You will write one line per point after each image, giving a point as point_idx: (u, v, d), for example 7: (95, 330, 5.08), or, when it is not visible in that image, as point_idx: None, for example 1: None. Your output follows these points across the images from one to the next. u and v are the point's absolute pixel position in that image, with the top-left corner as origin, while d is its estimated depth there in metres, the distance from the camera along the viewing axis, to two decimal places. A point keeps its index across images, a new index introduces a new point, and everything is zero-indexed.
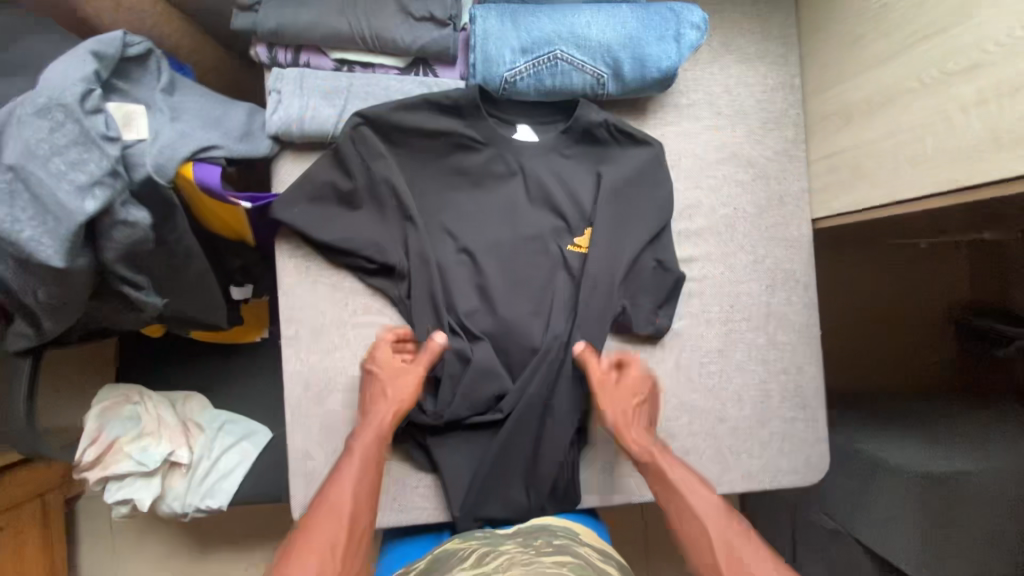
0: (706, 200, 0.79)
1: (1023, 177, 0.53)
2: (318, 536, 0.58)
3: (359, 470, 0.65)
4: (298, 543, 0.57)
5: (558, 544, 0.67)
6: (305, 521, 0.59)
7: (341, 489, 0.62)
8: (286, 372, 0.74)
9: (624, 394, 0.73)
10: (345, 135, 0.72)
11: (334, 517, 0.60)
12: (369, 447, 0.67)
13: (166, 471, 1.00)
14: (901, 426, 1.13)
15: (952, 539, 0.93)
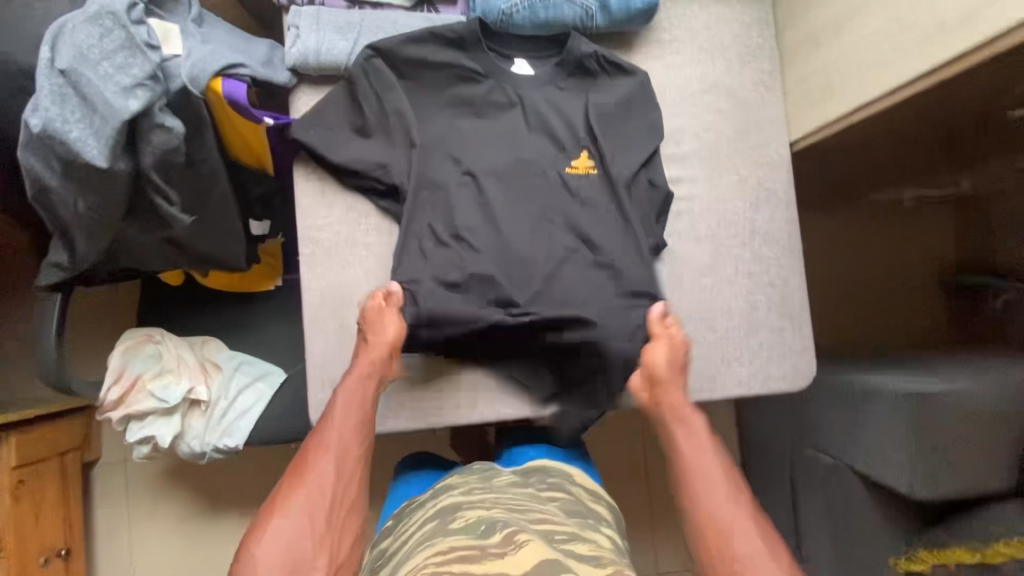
0: (690, 126, 0.85)
1: (969, 52, 0.61)
2: (311, 471, 0.68)
3: (347, 411, 0.73)
4: (295, 476, 0.67)
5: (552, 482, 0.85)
6: (301, 458, 0.70)
7: (332, 432, 0.71)
8: (304, 285, 0.79)
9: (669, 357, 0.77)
10: (359, 67, 0.79)
11: (325, 456, 0.69)
12: (354, 394, 0.74)
13: (185, 410, 1.05)
14: (895, 365, 1.17)
15: (940, 455, 0.97)
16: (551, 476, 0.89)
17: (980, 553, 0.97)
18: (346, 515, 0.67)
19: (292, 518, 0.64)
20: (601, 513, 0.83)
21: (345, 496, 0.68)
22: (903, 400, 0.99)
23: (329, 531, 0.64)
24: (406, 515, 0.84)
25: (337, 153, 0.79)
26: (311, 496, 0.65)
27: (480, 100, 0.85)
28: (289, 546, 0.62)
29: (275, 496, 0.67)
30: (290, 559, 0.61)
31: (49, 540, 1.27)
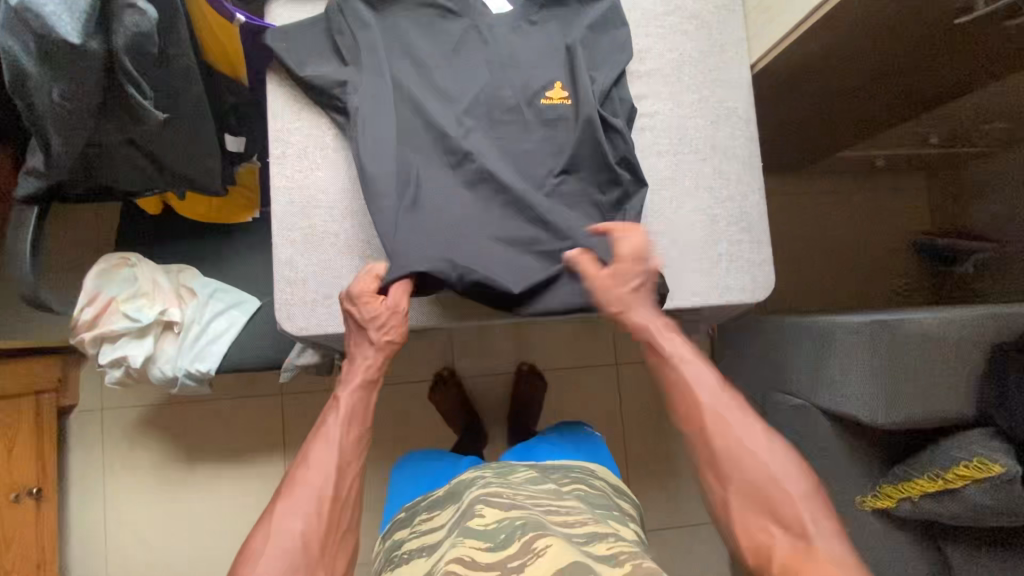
0: (654, 47, 0.89)
1: None
2: (307, 487, 0.71)
3: (342, 423, 0.76)
4: (291, 489, 0.71)
5: (574, 478, 0.94)
6: (294, 472, 0.73)
7: (324, 445, 0.74)
8: (274, 186, 0.82)
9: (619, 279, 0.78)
10: (337, 5, 0.85)
11: (321, 469, 0.72)
12: (354, 409, 0.78)
13: (158, 334, 1.06)
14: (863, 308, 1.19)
15: (901, 381, 0.98)
16: (572, 471, 0.97)
17: (941, 480, 0.96)
18: (342, 531, 0.71)
19: (290, 532, 0.67)
20: (618, 504, 0.92)
21: (341, 513, 0.71)
22: (867, 327, 0.99)
23: (327, 545, 0.68)
24: (433, 505, 0.92)
25: (309, 66, 0.82)
26: (311, 510, 0.69)
27: (454, 24, 0.87)
28: (288, 559, 0.65)
29: (270, 511, 0.69)
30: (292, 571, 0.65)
31: (20, 478, 1.26)
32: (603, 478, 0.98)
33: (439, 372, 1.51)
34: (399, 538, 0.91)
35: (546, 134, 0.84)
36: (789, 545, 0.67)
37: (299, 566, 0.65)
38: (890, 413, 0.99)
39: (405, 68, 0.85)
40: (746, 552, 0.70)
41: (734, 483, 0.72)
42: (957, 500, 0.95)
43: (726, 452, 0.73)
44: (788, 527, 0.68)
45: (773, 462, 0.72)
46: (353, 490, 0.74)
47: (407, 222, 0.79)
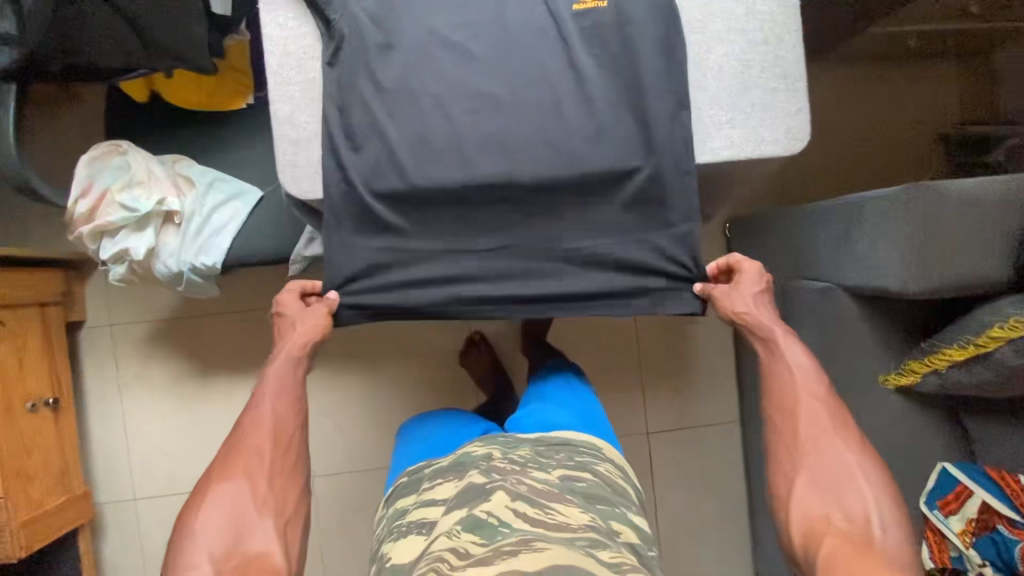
0: None
1: None
2: (241, 450, 0.75)
3: (274, 394, 0.79)
4: (226, 462, 0.74)
5: (579, 462, 0.91)
6: (238, 438, 0.76)
7: (254, 417, 0.77)
8: (265, 36, 0.74)
9: (751, 282, 0.88)
10: None
11: (257, 436, 0.76)
12: (281, 381, 0.80)
13: (158, 227, 1.02)
14: None
15: (937, 243, 0.92)
16: (578, 454, 0.93)
17: (972, 346, 0.94)
18: (290, 486, 0.75)
19: (230, 492, 0.71)
20: (619, 489, 0.88)
21: (277, 471, 0.74)
22: (902, 192, 0.94)
23: (269, 496, 0.72)
24: (443, 471, 0.90)
25: None
26: (246, 479, 0.72)
27: None
28: (231, 512, 0.70)
29: (212, 468, 0.74)
30: (235, 521, 0.69)
31: (34, 389, 1.26)
32: (609, 461, 0.95)
33: (471, 335, 1.48)
34: (401, 505, 0.89)
35: None
36: (846, 533, 0.68)
37: (245, 515, 0.70)
38: (929, 279, 0.93)
39: None
40: (796, 531, 0.71)
41: (809, 469, 0.73)
42: (987, 367, 0.93)
43: (813, 444, 0.75)
44: (848, 524, 0.68)
45: (847, 460, 0.73)
46: (291, 453, 0.77)
47: (414, 86, 0.76)
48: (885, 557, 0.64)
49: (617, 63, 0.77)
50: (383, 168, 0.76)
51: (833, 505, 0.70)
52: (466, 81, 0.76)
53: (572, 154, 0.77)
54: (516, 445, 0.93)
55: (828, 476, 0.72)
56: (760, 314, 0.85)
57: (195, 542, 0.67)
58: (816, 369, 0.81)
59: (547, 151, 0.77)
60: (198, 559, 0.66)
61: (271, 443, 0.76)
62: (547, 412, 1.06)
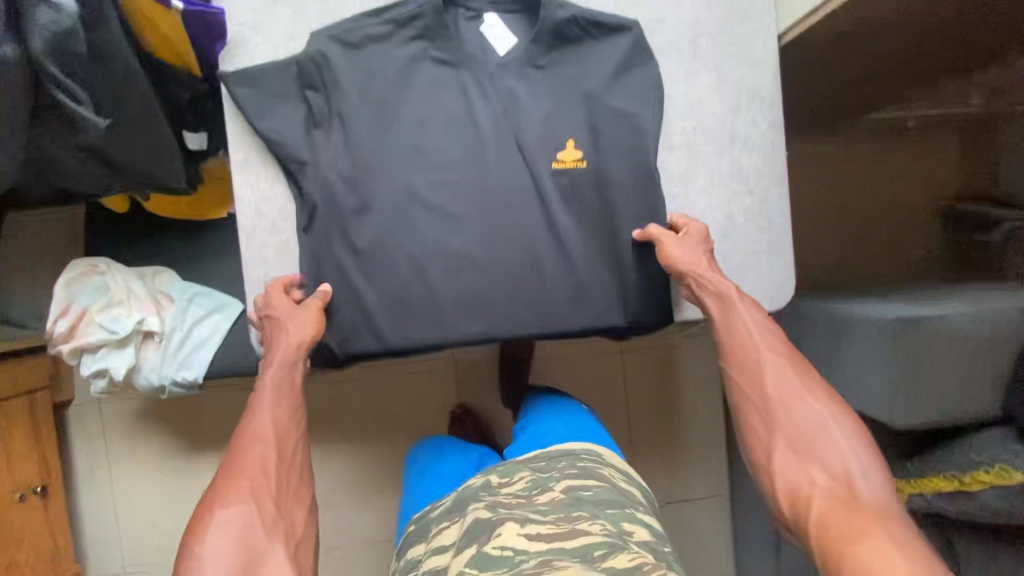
0: (670, 17, 0.76)
1: None
2: (240, 477, 0.62)
3: (272, 400, 0.69)
4: (222, 481, 0.62)
5: (582, 468, 0.85)
6: (234, 455, 0.65)
7: (254, 436, 0.66)
8: (237, 200, 0.73)
9: (695, 244, 0.74)
10: (309, 56, 0.70)
11: (261, 441, 0.66)
12: (278, 386, 0.70)
13: (139, 342, 1.00)
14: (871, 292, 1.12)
15: (919, 381, 0.92)
16: (580, 460, 0.88)
17: (958, 481, 0.93)
18: (296, 501, 0.65)
19: (234, 523, 0.59)
20: (628, 493, 0.83)
21: (281, 487, 0.64)
22: (891, 323, 0.93)
23: (280, 519, 0.62)
24: (445, 515, 0.82)
25: (266, 72, 0.70)
26: (252, 490, 0.62)
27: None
28: (241, 546, 0.58)
29: (201, 510, 0.60)
30: (247, 554, 0.58)
31: (24, 477, 1.27)
32: (612, 465, 0.90)
33: (459, 411, 1.48)
34: (414, 555, 0.82)
35: (545, 140, 0.75)
36: (830, 492, 0.60)
37: (255, 542, 0.59)
38: (913, 413, 0.92)
39: (382, 67, 0.73)
40: (782, 496, 0.63)
41: (785, 430, 0.66)
42: (973, 501, 0.92)
43: (781, 397, 0.68)
44: (837, 480, 0.61)
45: (816, 413, 0.66)
46: (292, 465, 0.67)
47: (388, 247, 0.74)
48: (871, 510, 0.57)
49: (597, 221, 0.77)
50: (358, 329, 0.75)
51: (817, 462, 0.63)
52: (443, 241, 0.75)
53: (551, 312, 0.76)
54: (514, 472, 0.86)
55: (802, 436, 0.65)
56: (707, 272, 0.73)
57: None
58: (765, 317, 0.74)
59: (525, 311, 0.76)
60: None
61: (272, 457, 0.65)
62: (539, 429, 1.01)
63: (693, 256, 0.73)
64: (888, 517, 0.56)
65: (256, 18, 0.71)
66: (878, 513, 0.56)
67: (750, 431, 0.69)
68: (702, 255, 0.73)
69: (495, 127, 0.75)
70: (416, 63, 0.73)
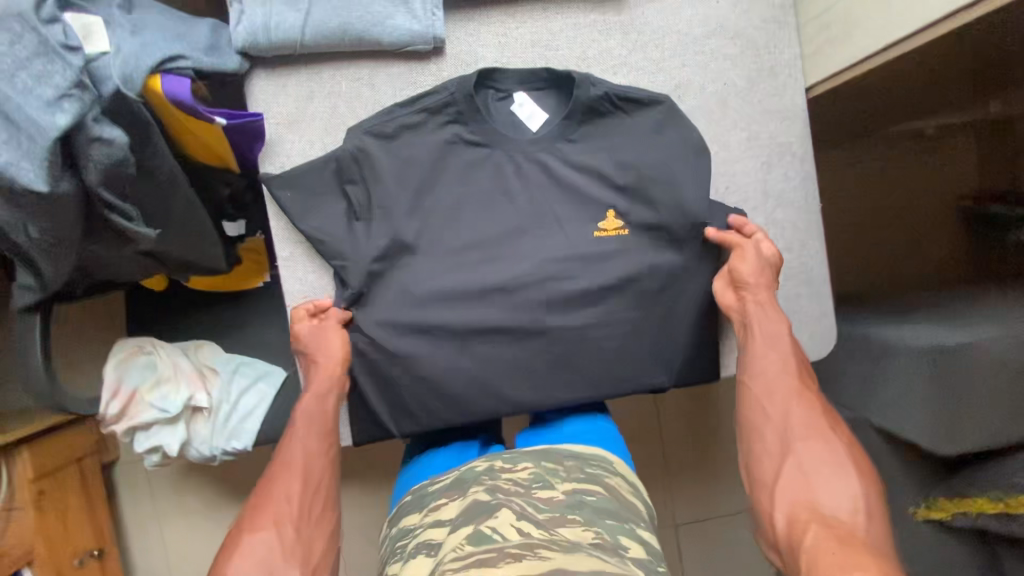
0: (696, 81, 0.77)
1: None
2: (268, 497, 0.64)
3: (306, 431, 0.70)
4: (256, 504, 0.64)
5: (589, 474, 0.79)
6: (269, 478, 0.67)
7: (286, 456, 0.68)
8: (286, 295, 0.75)
9: (755, 258, 0.74)
10: (347, 155, 0.72)
11: (285, 464, 0.68)
12: (312, 417, 0.71)
13: (188, 417, 1.03)
14: (905, 317, 1.14)
15: (965, 412, 0.91)
16: (589, 466, 0.81)
17: (1004, 504, 0.95)
18: (320, 524, 0.65)
19: (259, 540, 0.61)
20: (632, 507, 0.75)
21: (303, 510, 0.64)
22: (927, 353, 0.95)
23: (300, 540, 0.62)
24: (445, 492, 0.76)
25: (307, 174, 0.72)
26: (278, 516, 0.63)
27: (460, 81, 0.73)
28: (259, 566, 0.59)
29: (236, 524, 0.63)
30: (264, 573, 0.58)
31: (81, 543, 1.28)
32: (621, 475, 0.83)
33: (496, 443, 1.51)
34: (407, 525, 0.75)
35: (581, 213, 0.77)
36: (829, 522, 0.59)
37: (272, 562, 0.59)
38: (953, 442, 0.93)
39: (417, 157, 0.74)
40: (779, 521, 0.62)
41: (795, 455, 0.66)
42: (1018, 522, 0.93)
43: (802, 428, 0.67)
44: (837, 514, 0.59)
45: (829, 452, 0.65)
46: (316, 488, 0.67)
47: (434, 330, 0.76)
48: (870, 548, 0.55)
49: (637, 287, 0.78)
50: (412, 408, 0.77)
51: (819, 493, 0.62)
52: (488, 319, 0.76)
53: (596, 377, 0.78)
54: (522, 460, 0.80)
55: (810, 464, 0.65)
56: (763, 289, 0.75)
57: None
58: (800, 356, 0.74)
59: (571, 379, 0.78)
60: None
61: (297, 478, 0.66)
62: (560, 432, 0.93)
63: (756, 268, 0.74)
64: (885, 557, 0.54)
65: (292, 117, 0.74)
66: (873, 550, 0.54)
67: (755, 458, 0.68)
68: (762, 273, 0.74)
69: (530, 202, 0.77)
70: (450, 148, 0.75)
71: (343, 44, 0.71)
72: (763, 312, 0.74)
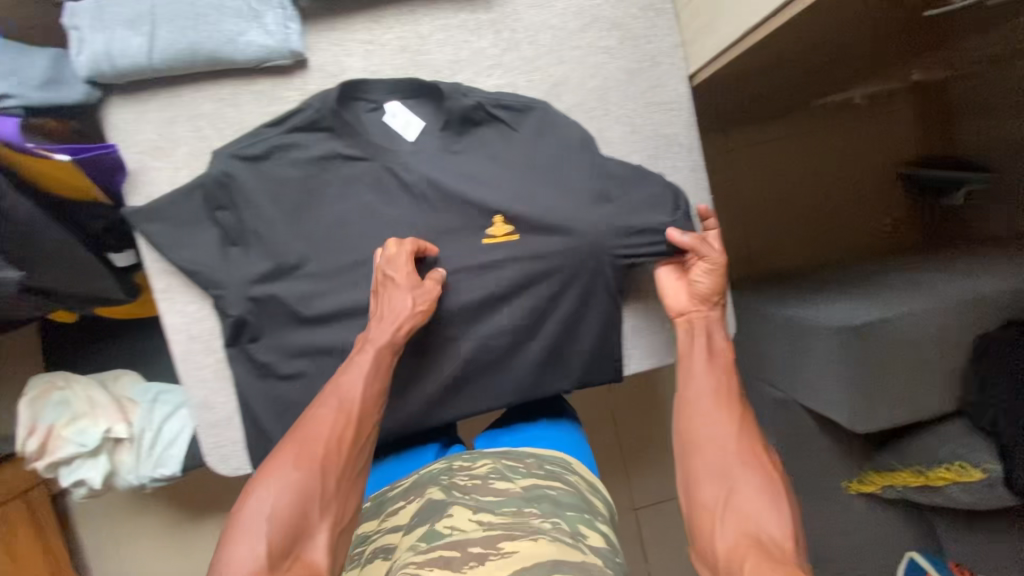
0: (573, 77, 0.74)
1: None
2: (310, 435, 0.61)
3: (361, 375, 0.66)
4: (285, 447, 0.61)
5: (550, 470, 0.77)
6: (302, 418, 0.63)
7: (341, 392, 0.64)
8: (167, 329, 0.73)
9: (713, 246, 0.73)
10: (213, 181, 0.69)
11: (326, 412, 0.63)
12: (375, 362, 0.67)
13: (112, 448, 1.01)
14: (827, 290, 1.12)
15: (879, 390, 0.92)
16: (548, 462, 0.79)
17: (923, 477, 0.95)
18: (351, 483, 0.62)
19: (296, 481, 0.58)
20: (592, 500, 0.73)
21: (347, 461, 0.62)
22: (845, 334, 0.92)
23: (337, 492, 0.60)
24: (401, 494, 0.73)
25: (173, 203, 0.69)
26: (296, 462, 0.59)
27: (324, 95, 0.70)
28: (274, 515, 0.56)
29: (272, 452, 0.61)
30: (290, 521, 0.56)
31: None
32: (580, 474, 0.81)
33: None
34: (365, 532, 0.72)
35: (467, 223, 0.75)
36: (770, 547, 0.54)
37: (305, 509, 0.57)
38: (870, 418, 0.94)
39: (289, 177, 0.71)
40: (719, 549, 0.56)
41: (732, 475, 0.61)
42: (939, 493, 0.94)
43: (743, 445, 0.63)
44: (777, 539, 0.54)
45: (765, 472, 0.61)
46: (362, 442, 0.64)
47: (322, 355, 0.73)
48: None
49: (530, 293, 0.76)
50: None
51: (758, 517, 0.57)
52: None
53: (499, 384, 0.78)
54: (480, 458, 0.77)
55: (749, 486, 0.60)
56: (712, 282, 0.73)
57: (237, 549, 0.54)
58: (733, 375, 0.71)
59: (471, 390, 0.77)
60: (246, 558, 0.54)
61: (346, 423, 0.63)
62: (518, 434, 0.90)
63: (710, 258, 0.73)
64: None
65: (156, 144, 0.71)
66: None
67: (699, 480, 0.62)
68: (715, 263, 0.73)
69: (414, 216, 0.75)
70: (322, 165, 0.72)
71: (192, 65, 0.67)
72: (707, 321, 0.73)
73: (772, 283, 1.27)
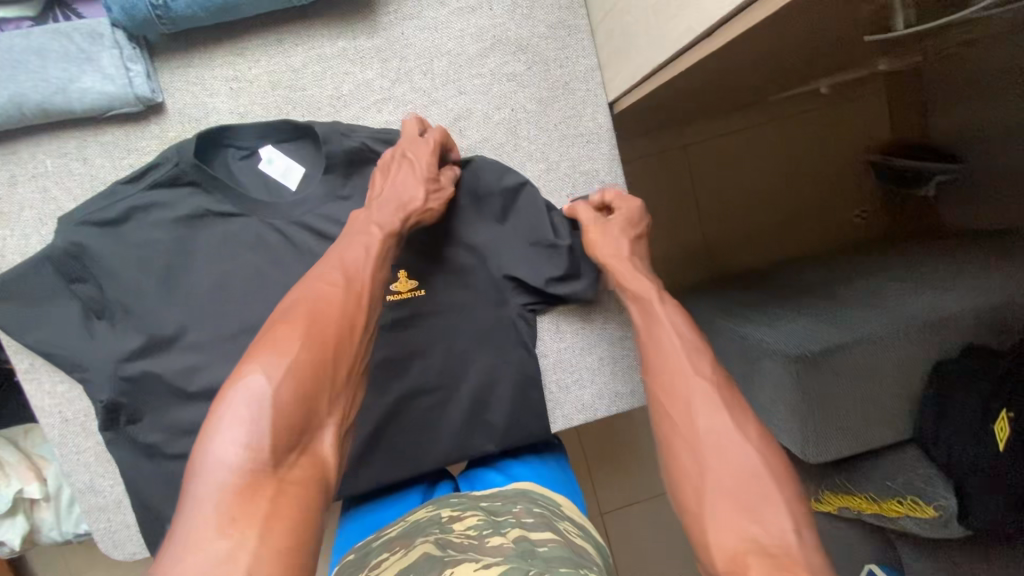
0: (475, 109, 0.67)
1: (739, 15, 0.43)
2: (320, 312, 0.49)
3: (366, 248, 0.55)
4: (276, 325, 0.48)
5: (538, 515, 0.55)
6: (296, 301, 0.51)
7: (351, 266, 0.53)
8: (36, 411, 0.66)
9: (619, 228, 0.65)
10: (61, 252, 0.61)
11: (326, 288, 0.51)
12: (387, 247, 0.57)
13: (28, 507, 0.89)
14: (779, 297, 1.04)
15: (831, 422, 0.86)
16: (537, 505, 0.58)
17: (877, 505, 0.90)
18: (358, 373, 0.51)
19: (301, 362, 0.46)
20: (586, 554, 0.51)
21: (357, 350, 0.50)
22: (790, 364, 0.84)
23: (346, 386, 0.49)
24: (386, 545, 0.55)
25: (21, 280, 0.62)
26: (305, 344, 0.47)
27: (184, 145, 0.62)
28: (263, 406, 0.43)
29: (265, 331, 0.48)
30: (298, 409, 0.44)
31: None
32: (570, 519, 0.59)
33: None
34: None
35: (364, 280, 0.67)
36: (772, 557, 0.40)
37: (314, 393, 0.45)
38: (817, 450, 0.88)
39: (150, 242, 0.63)
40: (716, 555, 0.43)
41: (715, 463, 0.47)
42: (894, 524, 0.89)
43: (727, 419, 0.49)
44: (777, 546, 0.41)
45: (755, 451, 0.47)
46: (368, 333, 0.53)
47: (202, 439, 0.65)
48: None
49: (440, 354, 0.69)
50: None
51: (753, 519, 0.43)
52: None
53: (418, 453, 0.70)
54: (466, 507, 0.58)
55: (740, 476, 0.46)
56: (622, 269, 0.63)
57: (221, 441, 0.41)
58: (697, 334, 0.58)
59: (381, 467, 0.69)
60: (229, 449, 0.40)
61: (357, 305, 0.52)
62: (525, 468, 0.71)
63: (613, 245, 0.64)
64: None
65: None
66: None
67: (680, 462, 0.49)
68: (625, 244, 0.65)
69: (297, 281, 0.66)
70: (191, 223, 0.64)
71: (22, 120, 0.59)
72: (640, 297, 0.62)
73: (724, 288, 1.15)
